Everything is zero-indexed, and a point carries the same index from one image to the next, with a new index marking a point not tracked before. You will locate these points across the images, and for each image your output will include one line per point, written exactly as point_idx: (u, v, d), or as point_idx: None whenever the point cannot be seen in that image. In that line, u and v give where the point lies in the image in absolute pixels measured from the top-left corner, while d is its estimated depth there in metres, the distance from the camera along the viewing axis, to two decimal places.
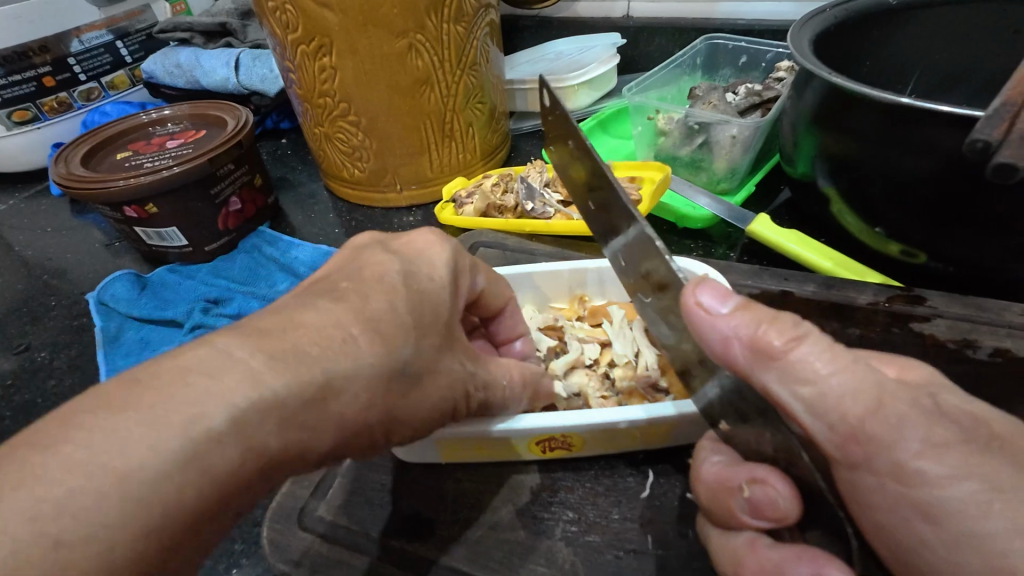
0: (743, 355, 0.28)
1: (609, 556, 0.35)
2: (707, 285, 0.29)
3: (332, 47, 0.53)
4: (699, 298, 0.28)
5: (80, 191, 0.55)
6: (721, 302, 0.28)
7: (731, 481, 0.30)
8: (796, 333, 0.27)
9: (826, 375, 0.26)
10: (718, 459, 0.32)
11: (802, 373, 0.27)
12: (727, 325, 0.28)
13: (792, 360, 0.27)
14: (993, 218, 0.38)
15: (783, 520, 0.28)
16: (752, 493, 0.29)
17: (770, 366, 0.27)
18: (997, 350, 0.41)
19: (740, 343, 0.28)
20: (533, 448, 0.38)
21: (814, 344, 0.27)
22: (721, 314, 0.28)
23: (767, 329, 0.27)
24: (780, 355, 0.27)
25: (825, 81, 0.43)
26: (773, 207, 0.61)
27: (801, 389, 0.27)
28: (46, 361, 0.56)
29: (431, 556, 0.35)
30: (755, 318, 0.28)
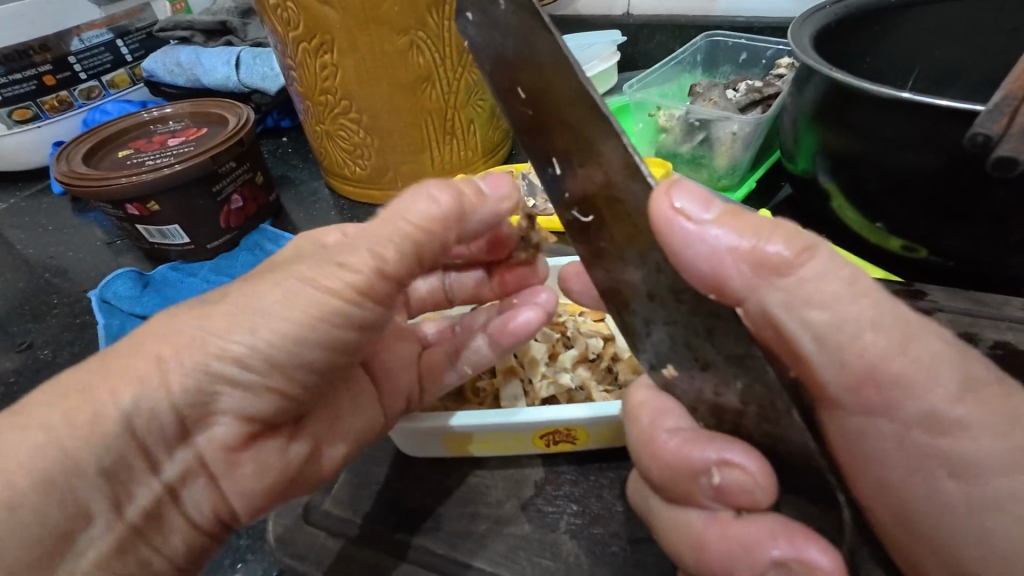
0: (734, 268, 0.27)
1: (614, 548, 0.35)
2: (682, 190, 0.27)
3: (334, 44, 0.53)
4: (678, 205, 0.26)
5: (81, 188, 0.55)
6: (700, 207, 0.27)
7: (697, 461, 0.30)
8: (798, 243, 0.26)
9: (841, 300, 0.26)
10: (676, 434, 0.31)
11: (808, 289, 0.27)
12: (712, 235, 0.27)
13: (803, 275, 0.26)
14: (991, 213, 0.39)
15: (750, 505, 0.28)
16: (723, 476, 0.29)
17: (770, 278, 0.27)
18: (998, 343, 0.41)
19: (734, 256, 0.27)
20: (537, 441, 0.39)
21: (821, 256, 0.26)
22: (705, 223, 0.27)
23: (765, 238, 0.27)
24: (789, 270, 0.26)
25: (826, 77, 0.44)
26: (775, 203, 0.61)
27: (812, 314, 0.27)
28: (49, 358, 0.56)
29: (436, 549, 0.36)
30: (744, 229, 0.27)
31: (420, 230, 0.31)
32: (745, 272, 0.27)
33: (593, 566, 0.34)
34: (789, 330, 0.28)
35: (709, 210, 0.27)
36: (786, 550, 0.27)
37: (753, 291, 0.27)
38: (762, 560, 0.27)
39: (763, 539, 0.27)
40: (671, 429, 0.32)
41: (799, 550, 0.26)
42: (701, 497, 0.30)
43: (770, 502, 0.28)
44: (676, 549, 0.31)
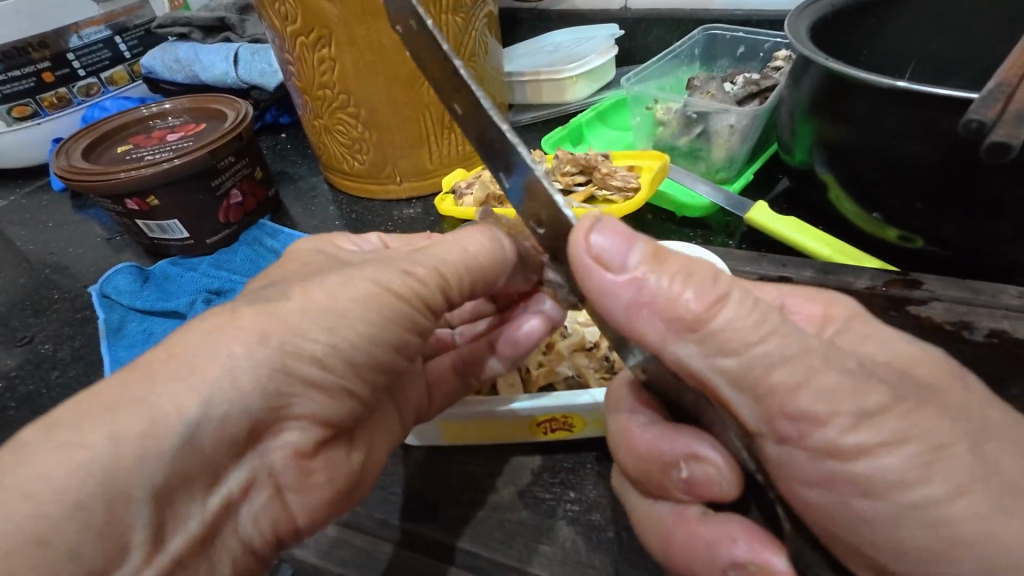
0: (657, 327, 0.28)
1: (610, 534, 0.35)
2: (604, 236, 0.29)
3: (332, 38, 0.53)
4: (597, 255, 0.29)
5: (80, 183, 0.56)
6: (619, 248, 0.29)
7: (669, 457, 0.33)
8: (714, 296, 0.27)
9: (751, 346, 0.26)
10: (648, 430, 0.33)
11: (724, 342, 0.27)
12: (627, 277, 0.28)
13: (713, 326, 0.27)
14: (987, 199, 0.39)
15: (716, 497, 0.31)
16: (692, 470, 0.32)
17: (692, 337, 0.27)
18: (993, 331, 0.41)
19: (653, 312, 0.28)
20: (534, 429, 0.39)
21: (734, 307, 0.27)
22: (621, 278, 0.28)
23: (681, 294, 0.28)
24: (701, 323, 0.27)
25: (821, 67, 0.44)
26: (773, 195, 0.61)
27: (722, 361, 0.27)
28: (50, 353, 0.56)
29: (433, 535, 0.36)
30: (662, 281, 0.28)
31: (479, 263, 0.35)
32: (657, 324, 0.28)
33: (590, 552, 0.34)
34: (706, 377, 0.28)
35: (632, 261, 0.29)
36: (746, 552, 0.30)
37: (671, 344, 0.28)
38: (723, 558, 0.30)
39: (724, 540, 0.30)
40: (645, 423, 0.34)
41: (756, 552, 0.29)
42: (673, 489, 0.33)
43: (736, 496, 0.31)
44: (654, 541, 0.33)
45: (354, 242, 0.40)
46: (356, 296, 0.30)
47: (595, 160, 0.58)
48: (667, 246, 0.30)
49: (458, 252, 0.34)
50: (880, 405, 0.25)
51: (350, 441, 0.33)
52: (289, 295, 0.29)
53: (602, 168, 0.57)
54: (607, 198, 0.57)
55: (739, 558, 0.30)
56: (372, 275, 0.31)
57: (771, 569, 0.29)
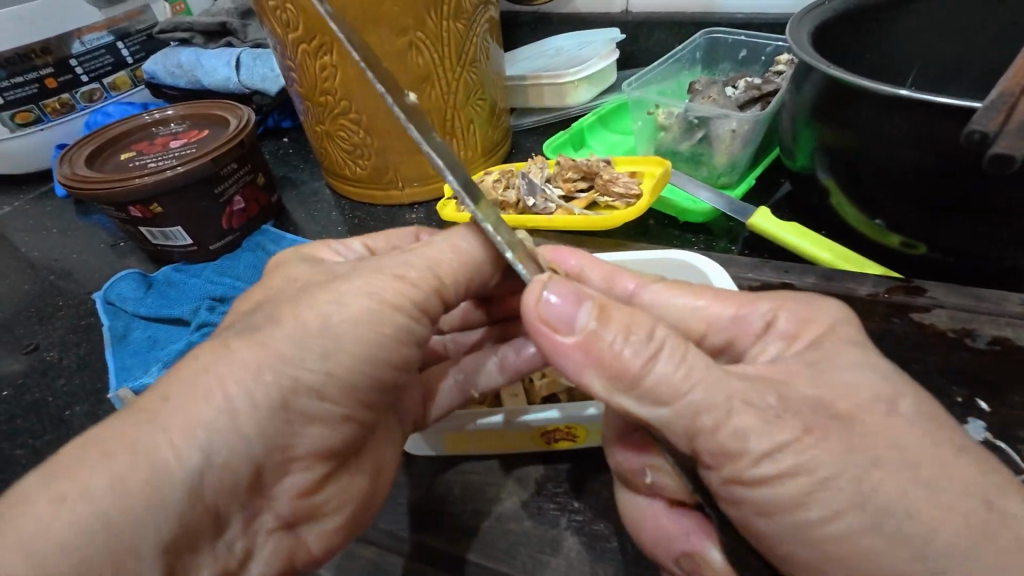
0: (602, 383, 0.29)
1: (614, 544, 0.35)
2: (551, 296, 0.30)
3: (333, 46, 0.53)
4: (545, 317, 0.29)
5: (85, 191, 0.56)
6: (567, 310, 0.29)
7: (634, 462, 0.34)
8: (649, 352, 0.28)
9: (681, 396, 0.27)
10: (621, 441, 0.34)
11: (660, 394, 0.28)
12: (578, 338, 0.29)
13: (647, 383, 0.28)
14: (987, 208, 0.39)
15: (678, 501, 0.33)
16: (653, 476, 0.33)
17: (633, 390, 0.29)
18: (996, 338, 0.41)
19: (596, 370, 0.29)
20: (538, 439, 0.39)
21: (668, 359, 0.28)
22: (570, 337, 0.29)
23: (620, 352, 0.28)
24: (638, 380, 0.28)
25: (823, 73, 0.44)
26: (774, 200, 0.61)
27: (660, 410, 0.28)
28: (55, 360, 0.56)
29: (439, 545, 0.36)
30: (606, 337, 0.29)
31: (473, 260, 0.35)
32: (602, 379, 0.29)
33: (594, 562, 0.35)
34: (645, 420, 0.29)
35: (580, 319, 0.29)
36: (688, 545, 0.32)
37: (614, 397, 0.29)
38: None
39: (677, 535, 0.32)
40: (616, 439, 0.35)
41: (698, 546, 0.32)
42: (641, 490, 0.34)
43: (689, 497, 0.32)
44: (657, 551, 0.33)
45: (339, 252, 0.38)
46: (359, 312, 0.30)
47: (597, 165, 0.58)
48: (612, 300, 0.30)
49: (453, 252, 0.34)
50: (783, 440, 0.26)
51: (355, 461, 0.34)
52: (296, 309, 0.29)
53: (605, 174, 0.57)
54: (609, 205, 0.57)
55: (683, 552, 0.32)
56: (377, 288, 0.31)
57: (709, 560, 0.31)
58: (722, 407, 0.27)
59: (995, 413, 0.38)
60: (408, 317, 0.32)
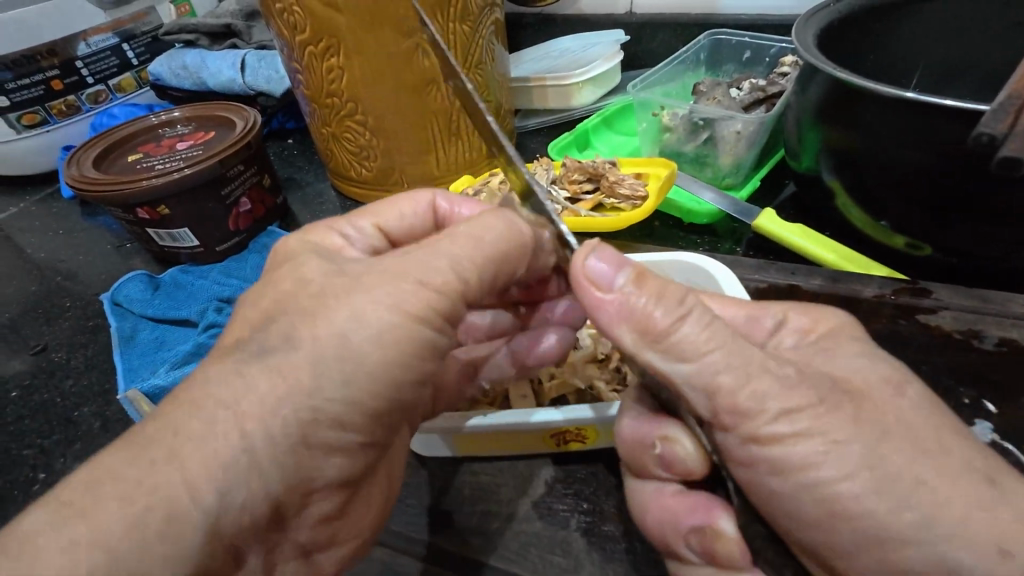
0: (630, 339, 0.30)
1: (622, 545, 0.36)
2: (598, 255, 0.30)
3: (340, 47, 0.53)
4: (589, 270, 0.30)
5: (92, 192, 0.56)
6: (609, 268, 0.30)
7: (647, 436, 0.33)
8: (679, 312, 0.29)
9: (703, 355, 0.28)
10: (637, 417, 0.34)
11: (684, 350, 0.28)
12: (615, 295, 0.30)
13: (675, 337, 0.28)
14: (992, 211, 0.39)
15: (690, 475, 0.32)
16: (665, 448, 0.32)
17: (656, 347, 0.29)
18: (1002, 340, 0.41)
19: (625, 325, 0.30)
20: (548, 440, 0.39)
21: (695, 322, 0.29)
22: (609, 290, 0.30)
23: (653, 309, 0.29)
24: (665, 335, 0.29)
25: (828, 76, 0.44)
26: (779, 202, 0.61)
27: (683, 366, 0.28)
28: (63, 361, 0.56)
29: (448, 546, 0.36)
30: (641, 296, 0.29)
31: (496, 251, 0.34)
32: (630, 334, 0.30)
33: (603, 562, 0.35)
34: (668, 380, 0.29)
35: (619, 279, 0.30)
36: (703, 519, 0.32)
37: (639, 352, 0.30)
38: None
39: (688, 510, 0.32)
40: (632, 414, 0.34)
41: (711, 519, 0.32)
42: (652, 468, 0.33)
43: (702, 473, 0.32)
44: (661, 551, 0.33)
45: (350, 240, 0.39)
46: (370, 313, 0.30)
47: (603, 167, 0.58)
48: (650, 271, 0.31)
49: (471, 243, 0.33)
50: (800, 402, 0.27)
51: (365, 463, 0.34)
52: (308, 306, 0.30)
53: (610, 176, 0.57)
54: (615, 206, 0.57)
55: (696, 527, 0.32)
56: (387, 292, 0.31)
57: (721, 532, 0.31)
58: (739, 370, 0.28)
59: (1002, 413, 0.38)
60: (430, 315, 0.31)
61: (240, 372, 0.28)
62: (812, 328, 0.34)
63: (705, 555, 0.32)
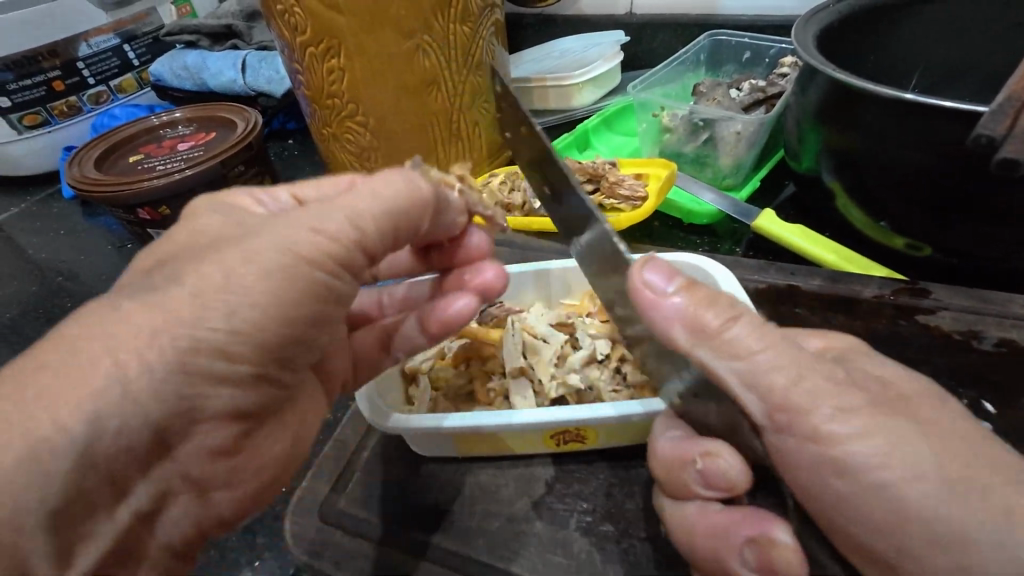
0: (682, 336, 0.31)
1: (623, 545, 0.36)
2: (654, 261, 0.32)
3: (341, 49, 0.53)
4: (647, 275, 0.31)
5: (94, 193, 0.56)
6: (665, 272, 0.31)
7: (686, 453, 0.33)
8: (731, 313, 0.30)
9: (754, 352, 0.29)
10: (674, 435, 0.34)
11: (735, 348, 0.29)
12: (671, 296, 0.31)
13: (728, 336, 0.29)
14: (991, 212, 0.40)
15: (733, 490, 0.31)
16: (707, 464, 0.32)
17: (707, 343, 0.30)
18: (1002, 340, 0.41)
19: (680, 323, 0.30)
20: (548, 440, 0.39)
21: (746, 324, 0.30)
22: (666, 292, 0.31)
23: (705, 310, 0.30)
24: (717, 332, 0.30)
25: (828, 77, 0.44)
26: (779, 202, 0.61)
27: (735, 364, 0.29)
28: None
29: (449, 546, 0.36)
30: (695, 298, 0.31)
31: (401, 209, 0.32)
32: (682, 330, 0.30)
33: (604, 562, 0.35)
34: (717, 375, 0.30)
35: (673, 282, 0.31)
36: (753, 531, 0.31)
37: (690, 350, 0.30)
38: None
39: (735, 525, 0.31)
40: (670, 433, 0.35)
41: (767, 528, 0.30)
42: (693, 487, 0.33)
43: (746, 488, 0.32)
44: None
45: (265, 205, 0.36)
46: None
47: (603, 168, 0.58)
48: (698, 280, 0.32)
49: (374, 200, 0.31)
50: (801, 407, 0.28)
51: None
52: (209, 266, 0.27)
53: (611, 177, 0.57)
54: (615, 207, 0.57)
55: (749, 539, 0.31)
56: None
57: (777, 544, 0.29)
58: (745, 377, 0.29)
59: (1001, 414, 0.38)
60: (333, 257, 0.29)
61: (242, 374, 0.28)
62: None
63: (761, 566, 0.30)
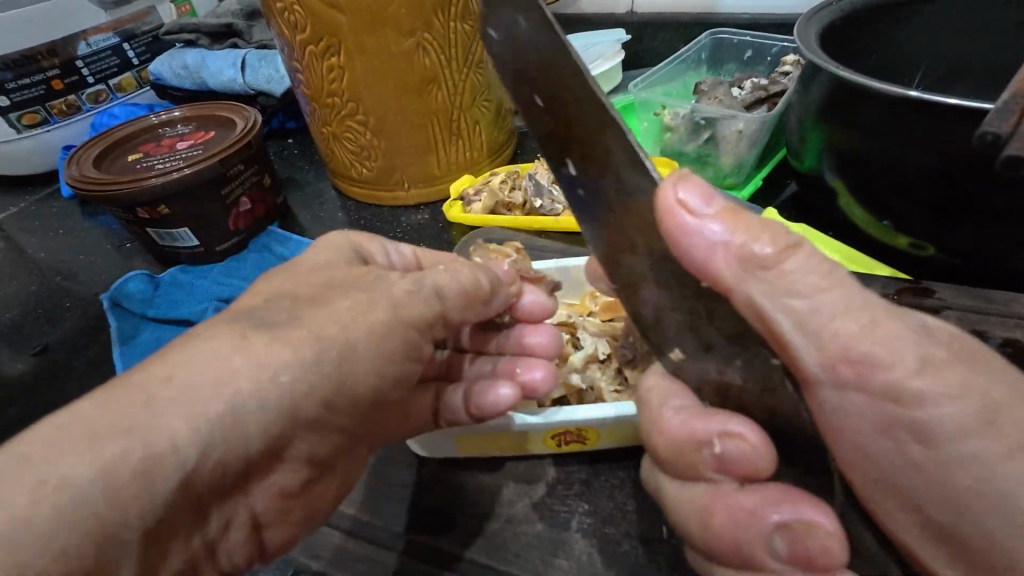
0: (729, 268, 0.27)
1: (624, 546, 0.35)
2: (688, 181, 0.27)
3: (341, 47, 0.53)
4: (681, 197, 0.27)
5: (93, 192, 0.56)
6: (704, 196, 0.27)
7: (701, 433, 0.30)
8: (787, 241, 0.27)
9: (817, 288, 0.26)
10: (681, 409, 0.32)
11: (793, 285, 0.26)
12: (710, 220, 0.27)
13: (787, 269, 0.26)
14: (995, 211, 0.39)
15: (754, 475, 0.29)
16: (726, 444, 0.29)
17: (761, 277, 0.27)
18: (1007, 340, 0.41)
19: (727, 253, 0.27)
20: (548, 441, 0.39)
21: (804, 254, 0.27)
22: (705, 216, 0.27)
23: (755, 237, 0.27)
24: (772, 264, 0.26)
25: (831, 75, 0.43)
26: (781, 201, 0.61)
27: (793, 302, 0.26)
28: (63, 362, 0.56)
29: (448, 548, 0.36)
30: (739, 225, 0.27)
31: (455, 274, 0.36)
32: (728, 263, 0.27)
33: (604, 564, 0.35)
34: (774, 322, 0.27)
35: (713, 204, 0.27)
36: (787, 515, 0.27)
37: (740, 284, 0.27)
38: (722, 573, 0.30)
39: (760, 506, 0.28)
40: (677, 406, 0.32)
41: (801, 513, 0.27)
42: (707, 469, 0.30)
43: (771, 471, 0.29)
44: None
45: (387, 251, 0.41)
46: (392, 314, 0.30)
47: None
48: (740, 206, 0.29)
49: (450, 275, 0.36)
50: None
51: None
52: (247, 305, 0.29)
53: None
54: None
55: (781, 524, 0.27)
56: None
57: (815, 527, 0.26)
58: None
59: None
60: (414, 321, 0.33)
61: None
62: None
63: (793, 556, 0.27)
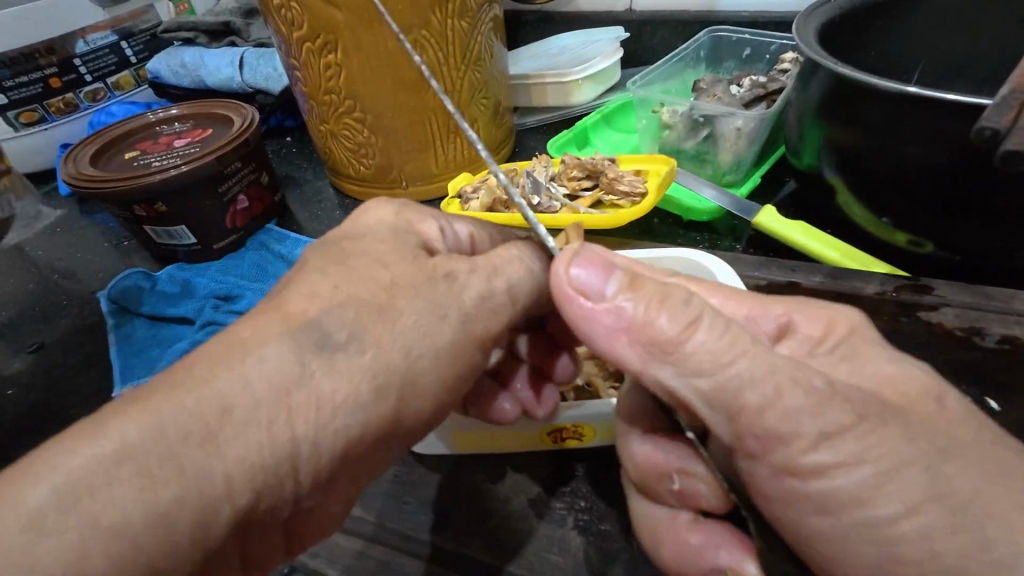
0: (636, 352, 0.29)
1: (621, 544, 0.35)
2: (579, 263, 0.30)
3: (338, 44, 0.53)
4: (573, 284, 0.29)
5: (89, 190, 0.56)
6: (598, 279, 0.29)
7: (665, 467, 0.33)
8: (688, 317, 0.28)
9: (721, 364, 0.27)
10: (648, 440, 0.34)
11: (698, 365, 0.27)
12: (606, 306, 0.29)
13: (686, 349, 0.28)
14: (995, 208, 0.39)
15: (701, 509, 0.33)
16: (685, 484, 0.33)
17: (667, 359, 0.28)
18: (1005, 337, 0.41)
19: (628, 337, 0.29)
20: (545, 438, 0.40)
21: (707, 328, 0.28)
22: (601, 304, 0.29)
23: (653, 317, 0.28)
24: (674, 346, 0.28)
25: (830, 72, 0.43)
26: (780, 199, 0.61)
27: (699, 381, 0.28)
28: (60, 360, 0.56)
29: (446, 546, 0.36)
30: (638, 306, 0.29)
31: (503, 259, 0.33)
32: (633, 348, 0.29)
33: (602, 561, 0.35)
34: (681, 396, 0.29)
35: (609, 287, 0.29)
36: (726, 559, 0.31)
37: (647, 367, 0.29)
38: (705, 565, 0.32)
39: (708, 546, 0.32)
40: (643, 433, 0.34)
41: (735, 558, 0.31)
42: (665, 496, 0.33)
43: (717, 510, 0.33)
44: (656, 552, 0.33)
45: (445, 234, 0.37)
46: (411, 318, 0.28)
47: (602, 164, 0.58)
48: (643, 275, 0.30)
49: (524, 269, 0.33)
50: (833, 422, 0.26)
51: None
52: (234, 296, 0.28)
53: (610, 173, 0.57)
54: (614, 204, 0.57)
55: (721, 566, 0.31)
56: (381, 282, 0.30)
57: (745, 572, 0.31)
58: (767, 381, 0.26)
59: (1005, 411, 0.38)
60: (477, 336, 0.30)
61: None
62: (823, 336, 0.33)
63: None
